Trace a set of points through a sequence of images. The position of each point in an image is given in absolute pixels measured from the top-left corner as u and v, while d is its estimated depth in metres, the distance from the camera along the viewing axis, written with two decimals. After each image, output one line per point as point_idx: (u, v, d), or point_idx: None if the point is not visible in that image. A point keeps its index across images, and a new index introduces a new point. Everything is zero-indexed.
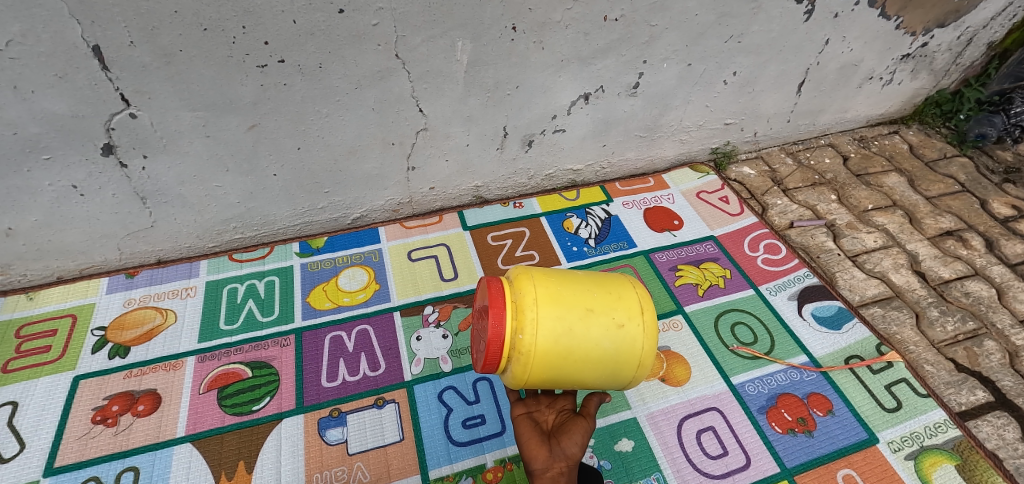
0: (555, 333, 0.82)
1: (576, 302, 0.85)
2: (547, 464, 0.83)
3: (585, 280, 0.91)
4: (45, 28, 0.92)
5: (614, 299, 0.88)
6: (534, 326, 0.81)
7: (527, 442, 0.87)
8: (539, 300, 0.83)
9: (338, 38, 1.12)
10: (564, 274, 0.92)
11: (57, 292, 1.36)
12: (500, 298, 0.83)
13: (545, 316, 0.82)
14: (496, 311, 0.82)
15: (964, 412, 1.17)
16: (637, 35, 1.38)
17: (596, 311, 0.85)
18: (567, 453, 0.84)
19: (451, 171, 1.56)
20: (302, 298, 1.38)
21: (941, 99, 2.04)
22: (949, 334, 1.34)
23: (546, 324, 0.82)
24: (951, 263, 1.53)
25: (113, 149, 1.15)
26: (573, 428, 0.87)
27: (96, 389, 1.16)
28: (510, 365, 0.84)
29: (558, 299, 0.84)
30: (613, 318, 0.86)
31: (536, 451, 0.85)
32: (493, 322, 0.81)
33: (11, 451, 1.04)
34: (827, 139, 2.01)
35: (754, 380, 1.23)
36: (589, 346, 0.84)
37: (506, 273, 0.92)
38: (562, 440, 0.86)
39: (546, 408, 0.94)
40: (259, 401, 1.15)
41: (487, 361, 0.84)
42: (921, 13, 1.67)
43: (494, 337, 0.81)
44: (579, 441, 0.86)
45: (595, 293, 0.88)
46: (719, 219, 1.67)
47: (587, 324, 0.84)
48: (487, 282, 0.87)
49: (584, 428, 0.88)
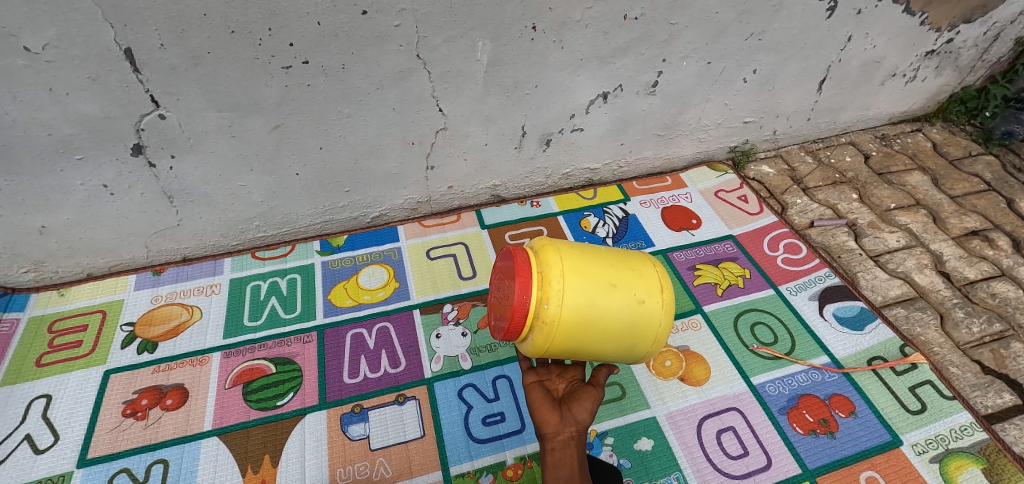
0: (579, 305, 0.82)
1: (600, 278, 0.85)
2: (558, 429, 0.85)
3: (608, 256, 0.91)
4: (80, 32, 0.95)
5: (634, 275, 0.88)
6: (559, 297, 0.81)
7: (539, 409, 0.88)
8: (565, 271, 0.83)
9: (361, 39, 1.14)
10: (587, 250, 0.91)
11: (87, 288, 1.40)
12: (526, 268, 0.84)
13: (570, 288, 0.82)
14: (523, 280, 0.82)
15: (991, 415, 1.15)
16: (656, 33, 1.38)
17: (618, 285, 0.85)
18: (577, 419, 0.86)
19: (469, 170, 1.57)
20: (323, 296, 1.40)
21: (965, 96, 2.00)
22: (975, 336, 1.32)
23: (571, 295, 0.82)
24: (978, 264, 1.50)
25: (142, 149, 1.18)
26: (583, 396, 0.88)
27: (126, 383, 1.19)
28: (532, 335, 0.85)
29: (582, 272, 0.84)
30: (634, 294, 0.86)
31: (547, 416, 0.86)
32: (519, 291, 0.81)
33: (46, 443, 1.07)
34: (848, 137, 1.98)
35: (775, 381, 1.22)
36: (610, 318, 0.84)
37: (531, 246, 0.92)
38: (572, 407, 0.87)
39: (557, 377, 0.95)
40: (282, 397, 1.17)
41: (510, 328, 0.85)
42: (947, 8, 1.64)
43: (519, 305, 0.82)
44: (589, 408, 0.88)
45: (618, 268, 0.88)
46: (738, 218, 1.66)
47: (610, 298, 0.84)
48: (514, 252, 0.87)
49: (594, 395, 0.89)
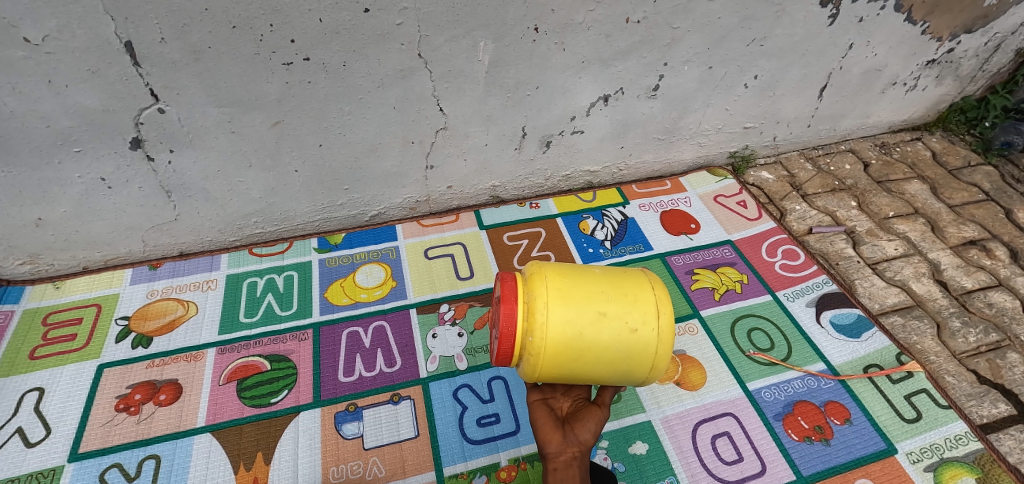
0: (565, 338, 0.81)
1: (588, 307, 0.83)
2: (561, 449, 0.84)
3: (602, 281, 0.88)
4: (81, 24, 0.95)
5: (628, 302, 0.85)
6: (543, 330, 0.80)
7: (542, 427, 0.87)
8: (549, 303, 0.81)
9: (363, 37, 1.14)
10: (580, 274, 0.88)
11: (83, 282, 1.39)
12: (510, 300, 0.82)
13: (555, 321, 0.80)
14: (507, 312, 0.81)
15: (986, 425, 1.15)
16: (658, 37, 1.38)
17: (608, 315, 0.83)
18: (580, 440, 0.85)
19: (469, 171, 1.57)
20: (319, 293, 1.40)
21: (965, 105, 2.00)
22: (971, 346, 1.31)
23: (556, 328, 0.80)
24: (975, 273, 1.51)
25: (141, 143, 1.18)
26: (587, 416, 0.87)
27: (120, 378, 1.18)
28: (522, 363, 0.85)
29: (569, 302, 0.82)
30: (626, 324, 0.83)
31: (550, 435, 0.85)
32: (503, 323, 0.81)
33: (38, 437, 1.06)
34: (848, 144, 1.98)
35: (771, 387, 1.22)
36: (600, 349, 0.83)
37: (522, 271, 0.90)
38: (576, 427, 0.86)
39: (561, 395, 0.94)
40: (277, 394, 1.16)
41: (499, 356, 0.85)
42: (948, 18, 1.65)
43: (504, 338, 0.81)
44: (593, 429, 0.87)
45: (610, 296, 0.85)
46: (736, 223, 1.66)
47: (599, 329, 0.82)
48: (501, 280, 0.86)
49: (599, 416, 0.88)
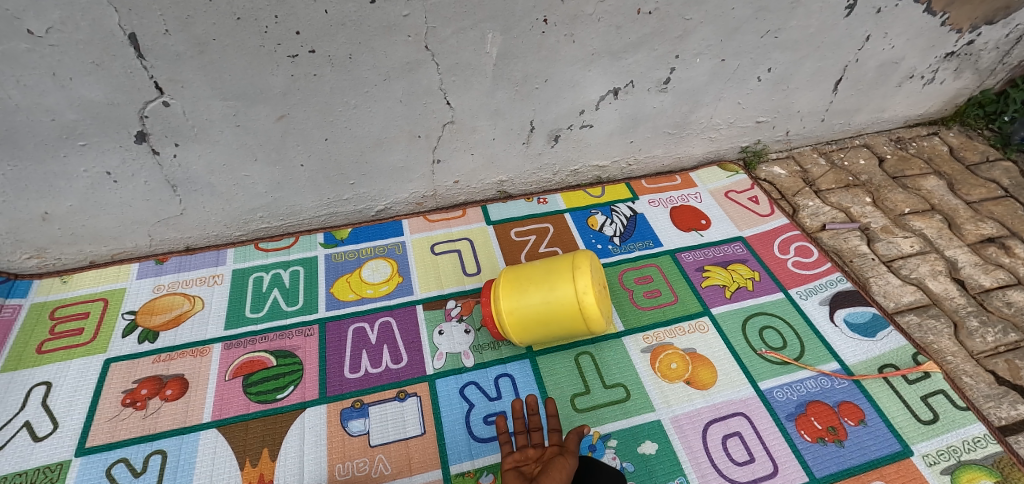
0: (525, 306, 1.12)
1: (530, 282, 1.14)
2: None
3: (545, 263, 1.18)
4: (84, 15, 0.93)
5: (561, 273, 1.13)
6: (507, 302, 1.13)
7: None
8: (508, 286, 1.15)
9: (369, 29, 1.12)
10: (529, 263, 1.21)
11: (90, 276, 1.39)
12: (486, 288, 1.21)
13: (515, 295, 1.13)
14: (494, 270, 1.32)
15: (1004, 427, 1.12)
16: (670, 29, 1.35)
17: (546, 284, 1.12)
18: None
19: (476, 165, 1.55)
20: (325, 289, 1.39)
21: (984, 99, 1.95)
22: (989, 346, 1.28)
23: (516, 299, 1.13)
24: (993, 271, 1.47)
25: (146, 137, 1.17)
26: (555, 468, 0.85)
27: (126, 373, 1.18)
28: (495, 301, 1.16)
29: (522, 283, 1.14)
30: (562, 287, 1.11)
31: None
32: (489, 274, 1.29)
33: (45, 431, 1.06)
34: (863, 139, 1.94)
35: (783, 386, 1.19)
36: (547, 308, 1.11)
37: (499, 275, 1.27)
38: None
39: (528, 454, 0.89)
40: (282, 390, 1.16)
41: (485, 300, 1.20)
42: (969, 9, 1.60)
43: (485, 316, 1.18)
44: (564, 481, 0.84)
45: (546, 272, 1.15)
46: (748, 219, 1.63)
47: (544, 294, 1.11)
48: None
49: (566, 465, 0.86)
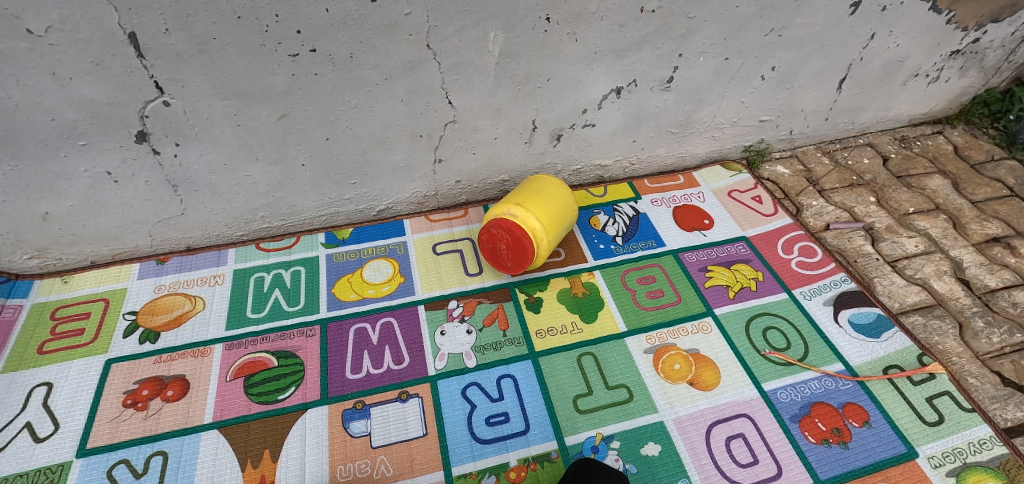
0: (546, 213, 1.32)
1: (532, 195, 1.35)
2: None
3: (522, 185, 1.41)
4: (84, 14, 0.93)
5: (544, 181, 1.40)
6: (536, 217, 1.30)
7: None
8: (521, 204, 1.31)
9: (370, 28, 1.11)
10: (511, 193, 1.39)
11: (91, 276, 1.39)
12: (493, 219, 1.32)
13: (532, 207, 1.31)
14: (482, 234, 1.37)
15: (1010, 429, 1.11)
16: (673, 27, 1.34)
17: (534, 188, 1.38)
18: None
19: (478, 165, 1.54)
20: (327, 289, 1.38)
21: (989, 98, 1.94)
22: (994, 347, 1.27)
23: (536, 208, 1.31)
24: (998, 272, 1.46)
25: (146, 137, 1.16)
26: None
27: (127, 374, 1.17)
28: (514, 214, 1.31)
29: (518, 195, 1.36)
30: (556, 188, 1.38)
31: None
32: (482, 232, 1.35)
33: (46, 432, 1.06)
34: (867, 138, 1.93)
35: (787, 388, 1.18)
36: (558, 205, 1.36)
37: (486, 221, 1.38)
38: None
39: None
40: (284, 391, 1.15)
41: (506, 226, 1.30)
42: (975, 6, 1.59)
43: (520, 239, 1.28)
44: None
45: (531, 185, 1.39)
46: (751, 219, 1.62)
47: (550, 197, 1.35)
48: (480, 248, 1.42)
49: None
